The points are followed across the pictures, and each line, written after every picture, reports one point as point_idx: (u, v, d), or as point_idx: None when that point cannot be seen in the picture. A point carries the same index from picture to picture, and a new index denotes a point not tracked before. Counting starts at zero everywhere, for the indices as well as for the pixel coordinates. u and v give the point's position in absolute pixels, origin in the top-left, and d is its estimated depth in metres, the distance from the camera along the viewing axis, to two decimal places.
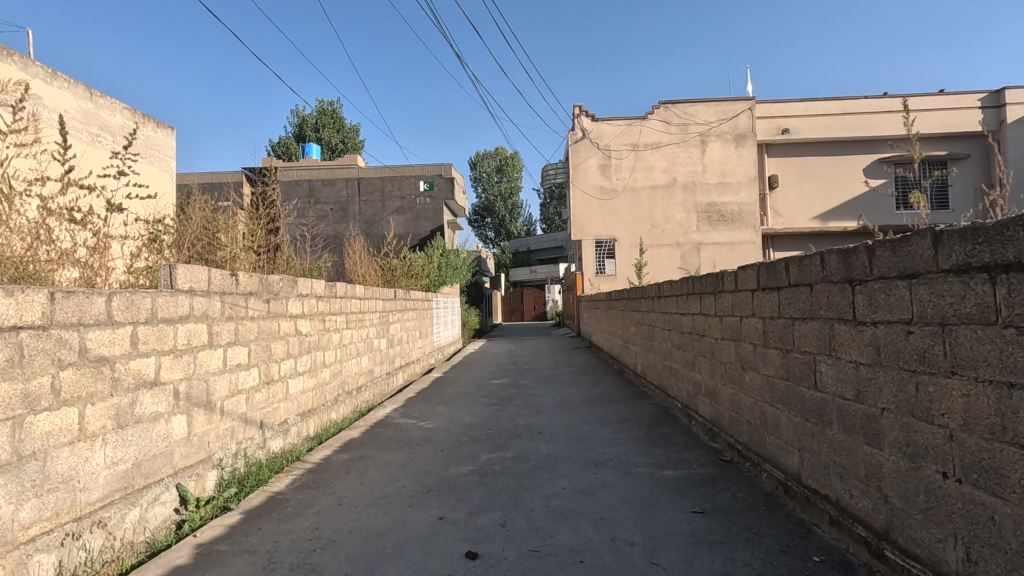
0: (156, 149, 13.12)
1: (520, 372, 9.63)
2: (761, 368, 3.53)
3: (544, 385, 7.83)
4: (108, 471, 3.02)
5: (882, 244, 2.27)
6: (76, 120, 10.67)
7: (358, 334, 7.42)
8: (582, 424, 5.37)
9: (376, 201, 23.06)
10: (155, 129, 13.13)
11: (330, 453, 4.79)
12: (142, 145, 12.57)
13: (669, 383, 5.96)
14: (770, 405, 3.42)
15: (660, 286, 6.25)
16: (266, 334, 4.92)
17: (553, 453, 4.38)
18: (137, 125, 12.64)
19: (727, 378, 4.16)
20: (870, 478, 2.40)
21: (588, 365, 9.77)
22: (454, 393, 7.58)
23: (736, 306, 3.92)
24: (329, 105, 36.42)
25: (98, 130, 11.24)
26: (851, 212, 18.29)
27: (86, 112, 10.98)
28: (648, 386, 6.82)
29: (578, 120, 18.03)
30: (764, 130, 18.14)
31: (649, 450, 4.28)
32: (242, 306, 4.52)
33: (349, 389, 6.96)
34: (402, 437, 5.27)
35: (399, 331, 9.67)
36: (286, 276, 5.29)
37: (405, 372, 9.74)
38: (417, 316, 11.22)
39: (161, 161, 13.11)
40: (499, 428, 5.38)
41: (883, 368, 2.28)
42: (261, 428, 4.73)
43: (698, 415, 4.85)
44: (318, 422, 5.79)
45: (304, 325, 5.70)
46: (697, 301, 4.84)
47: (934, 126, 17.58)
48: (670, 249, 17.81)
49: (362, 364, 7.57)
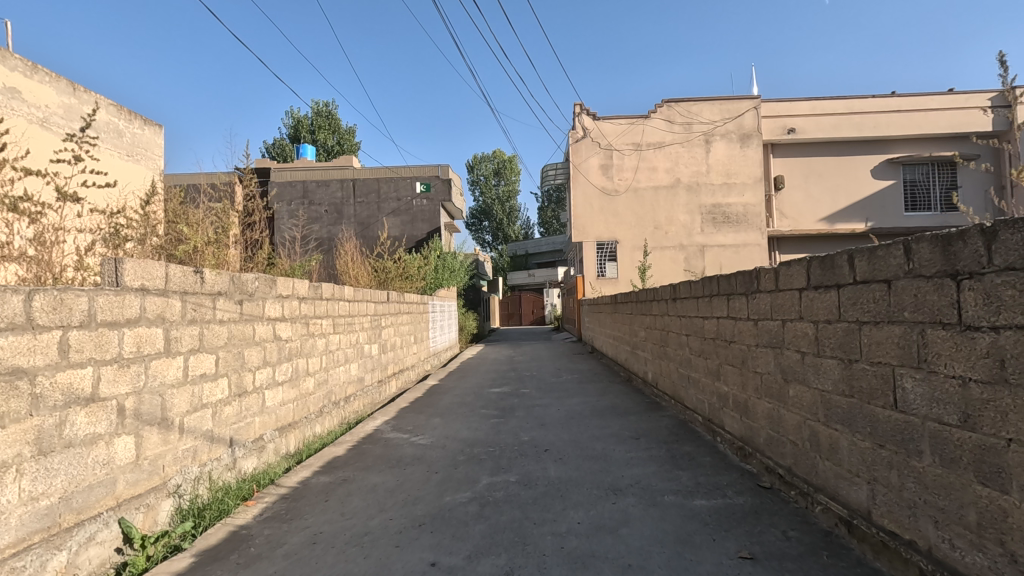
0: (143, 148, 12.49)
1: (521, 379, 9.10)
2: (811, 381, 3.00)
3: (548, 394, 7.28)
4: (23, 509, 2.46)
5: (1007, 223, 1.75)
6: (58, 115, 10.09)
7: (346, 340, 6.87)
8: (593, 440, 4.82)
9: (372, 202, 22.52)
10: (142, 126, 12.51)
11: (310, 474, 4.22)
12: (130, 142, 12.00)
13: (686, 394, 5.43)
14: (824, 425, 2.88)
15: (676, 286, 5.74)
16: (239, 339, 4.37)
17: (562, 476, 3.83)
18: (124, 122, 12.04)
19: (763, 391, 3.63)
20: (984, 528, 1.87)
21: (593, 373, 9.22)
22: (450, 403, 7.02)
23: (777, 308, 3.39)
24: (325, 106, 35.92)
25: (82, 126, 10.64)
26: (858, 215, 17.85)
27: (68, 107, 10.41)
28: (661, 396, 6.29)
29: (579, 119, 17.54)
30: (770, 130, 17.67)
31: (674, 474, 3.73)
32: (209, 308, 3.96)
33: (336, 400, 6.41)
34: (392, 456, 4.72)
35: (392, 336, 9.12)
36: (262, 275, 4.74)
37: (398, 381, 9.19)
38: (412, 320, 10.69)
39: (148, 160, 12.48)
40: (501, 444, 4.83)
41: (1010, 387, 1.75)
42: (232, 446, 4.18)
43: (724, 432, 4.32)
44: (300, 436, 5.25)
45: (284, 329, 5.16)
46: (724, 303, 4.31)
47: (944, 126, 17.17)
48: (673, 252, 17.33)
49: (351, 372, 7.02)
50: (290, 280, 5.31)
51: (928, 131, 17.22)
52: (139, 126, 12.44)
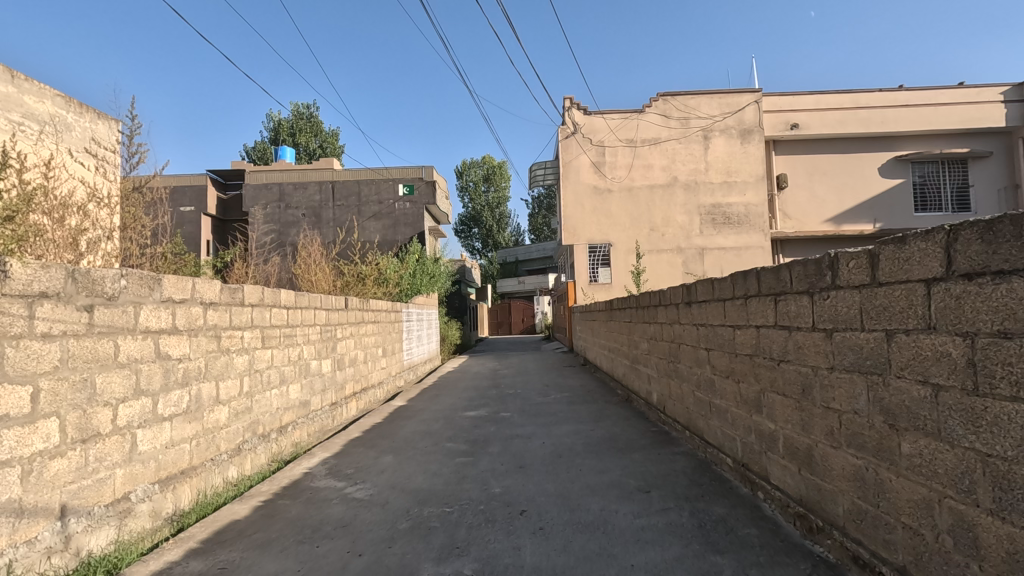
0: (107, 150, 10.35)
1: (502, 398, 7.82)
2: (958, 438, 1.77)
3: (531, 420, 5.99)
4: None
5: None
6: None
7: (282, 356, 5.56)
8: (586, 494, 3.54)
9: (352, 205, 21.21)
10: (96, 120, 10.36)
11: (176, 558, 2.92)
12: (80, 137, 9.89)
13: (708, 427, 4.17)
14: (991, 516, 1.66)
15: (690, 286, 4.55)
16: (85, 363, 3.08)
17: (541, 566, 2.55)
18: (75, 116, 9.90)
19: (844, 438, 2.41)
20: None
21: (587, 390, 7.96)
22: (410, 433, 5.70)
23: (873, 312, 2.17)
24: (306, 108, 34.62)
25: (21, 118, 8.62)
26: (866, 215, 16.78)
27: (4, 97, 8.36)
28: (671, 425, 5.05)
29: (569, 113, 16.35)
30: (771, 126, 16.62)
31: (709, 565, 2.47)
32: (17, 317, 2.67)
33: (263, 433, 5.09)
34: (311, 519, 3.43)
35: (351, 349, 7.84)
36: (133, 273, 3.47)
37: (359, 402, 7.87)
38: (380, 330, 9.40)
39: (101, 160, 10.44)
40: (462, 502, 3.55)
41: None
42: (63, 517, 2.88)
43: (771, 487, 3.10)
44: (196, 488, 3.95)
45: (174, 346, 3.86)
46: (769, 308, 3.09)
47: (954, 121, 16.22)
48: (670, 255, 16.16)
49: (289, 397, 5.71)
50: (186, 280, 4.03)
51: (938, 126, 16.28)
52: (91, 119, 10.23)
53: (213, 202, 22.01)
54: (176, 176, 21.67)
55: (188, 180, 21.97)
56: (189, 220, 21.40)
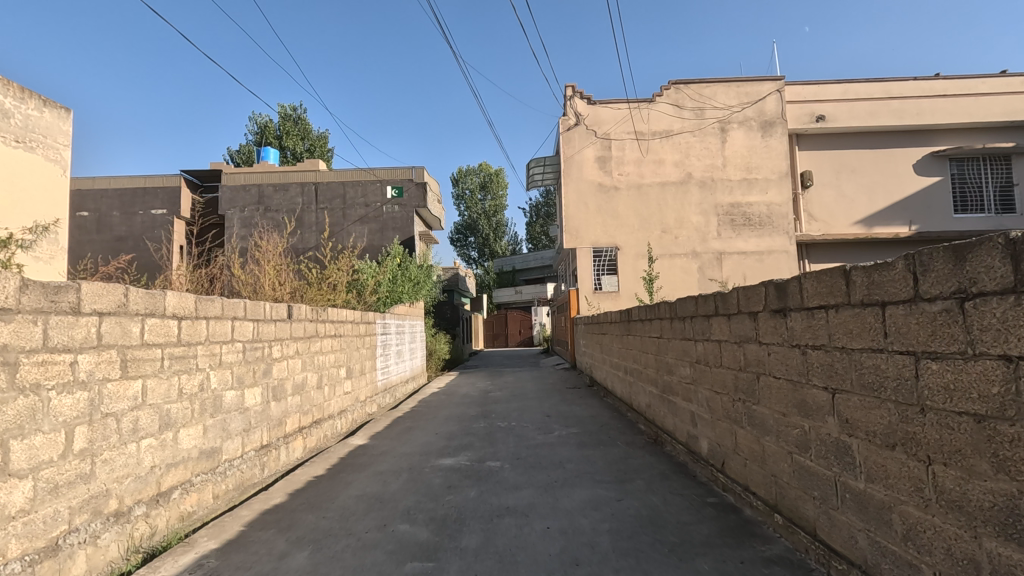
0: (29, 133, 8.54)
1: (492, 435, 6.04)
2: None
3: (529, 479, 4.22)
4: None
5: None
6: None
7: (163, 390, 3.79)
8: None
9: (336, 208, 19.50)
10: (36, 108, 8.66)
11: None
12: (16, 127, 8.30)
13: (835, 522, 2.42)
14: None
15: (784, 284, 2.84)
16: None
17: None
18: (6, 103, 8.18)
19: None
20: None
21: (601, 426, 6.20)
22: (352, 501, 3.92)
23: None
24: (293, 111, 32.94)
25: None
26: (899, 217, 15.15)
27: None
28: (745, 499, 3.31)
29: (570, 102, 14.71)
30: (795, 117, 14.99)
31: None
32: None
33: (117, 513, 3.31)
34: None
35: (297, 373, 6.07)
36: None
37: (306, 441, 6.10)
38: (343, 347, 7.64)
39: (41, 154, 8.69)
40: None
41: None
42: None
43: None
44: None
45: None
46: None
47: (996, 112, 14.63)
48: (684, 260, 14.48)
49: (176, 447, 3.93)
50: None
51: (980, 119, 14.67)
52: (36, 107, 8.70)
53: (189, 204, 20.32)
54: (148, 177, 19.98)
55: (160, 181, 20.26)
56: (161, 224, 19.72)
